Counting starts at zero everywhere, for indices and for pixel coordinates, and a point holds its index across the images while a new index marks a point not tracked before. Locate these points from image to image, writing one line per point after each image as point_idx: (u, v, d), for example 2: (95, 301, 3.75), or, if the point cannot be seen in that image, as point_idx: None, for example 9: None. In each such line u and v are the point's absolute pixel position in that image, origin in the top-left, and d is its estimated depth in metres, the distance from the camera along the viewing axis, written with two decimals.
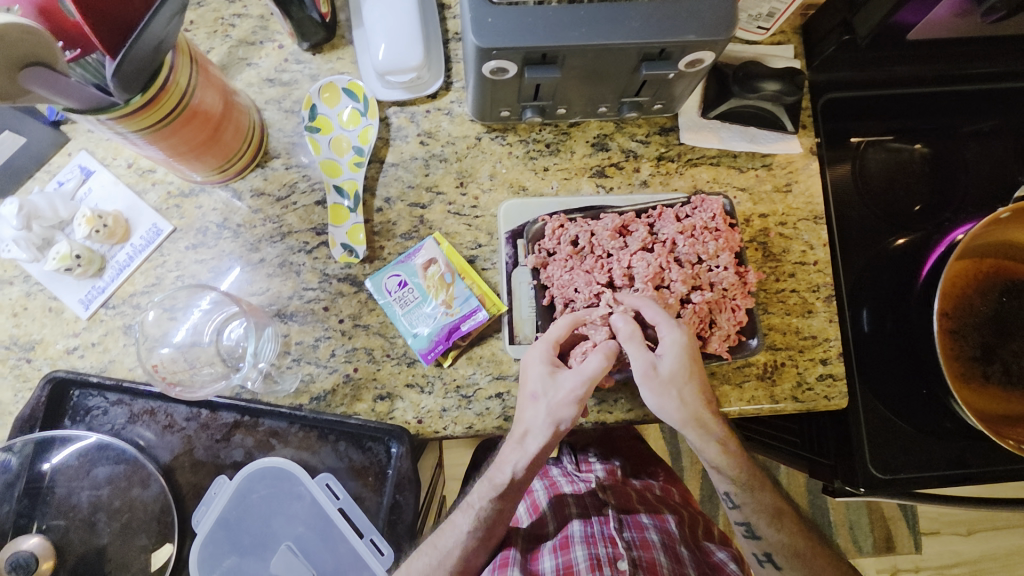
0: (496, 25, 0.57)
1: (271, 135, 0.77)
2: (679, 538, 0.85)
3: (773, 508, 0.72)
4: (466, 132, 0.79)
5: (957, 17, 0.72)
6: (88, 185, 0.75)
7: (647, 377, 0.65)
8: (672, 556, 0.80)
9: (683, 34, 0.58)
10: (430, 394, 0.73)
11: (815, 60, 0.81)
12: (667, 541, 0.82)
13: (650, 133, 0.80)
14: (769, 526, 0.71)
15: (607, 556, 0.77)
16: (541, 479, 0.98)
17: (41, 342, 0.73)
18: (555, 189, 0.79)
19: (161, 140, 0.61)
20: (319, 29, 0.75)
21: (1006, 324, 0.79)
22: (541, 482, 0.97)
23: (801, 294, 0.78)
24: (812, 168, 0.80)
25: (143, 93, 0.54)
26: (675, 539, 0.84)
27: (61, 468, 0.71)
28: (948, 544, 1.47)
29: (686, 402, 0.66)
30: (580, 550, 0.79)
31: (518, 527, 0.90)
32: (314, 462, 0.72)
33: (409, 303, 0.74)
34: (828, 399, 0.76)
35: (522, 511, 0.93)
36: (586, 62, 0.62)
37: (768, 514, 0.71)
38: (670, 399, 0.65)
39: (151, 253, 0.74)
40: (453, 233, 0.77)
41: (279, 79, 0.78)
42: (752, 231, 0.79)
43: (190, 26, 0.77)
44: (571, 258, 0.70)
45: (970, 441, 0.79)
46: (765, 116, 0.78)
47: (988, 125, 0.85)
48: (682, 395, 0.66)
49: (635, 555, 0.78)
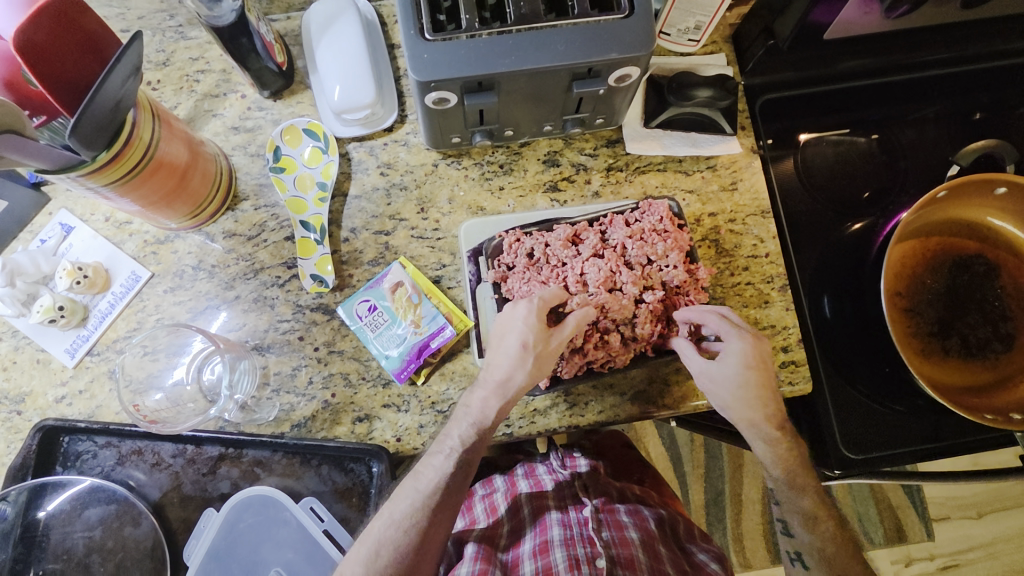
0: (432, 60, 0.62)
1: (238, 180, 0.82)
2: (658, 535, 0.85)
3: (809, 512, 0.73)
4: (423, 160, 0.83)
5: (865, 15, 0.76)
6: (69, 240, 0.79)
7: (710, 381, 0.70)
8: (650, 553, 0.80)
9: (606, 53, 0.63)
10: (406, 412, 0.76)
11: (747, 65, 0.86)
12: (646, 539, 0.83)
13: (597, 146, 0.84)
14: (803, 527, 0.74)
15: (586, 555, 0.77)
16: (527, 478, 0.97)
17: (31, 393, 0.76)
18: (512, 206, 0.83)
19: (131, 192, 0.65)
20: (277, 77, 0.80)
21: (960, 298, 0.81)
22: (526, 480, 0.97)
23: (756, 286, 0.81)
24: (755, 166, 0.85)
25: (108, 149, 0.58)
26: (654, 536, 0.84)
27: (54, 514, 0.74)
28: (959, 528, 1.47)
29: (753, 401, 0.70)
30: (559, 552, 0.78)
31: (497, 529, 0.90)
32: (298, 487, 0.75)
33: (379, 326, 0.77)
34: (792, 385, 0.79)
35: (503, 508, 0.94)
36: (521, 86, 0.66)
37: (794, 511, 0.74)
38: (726, 399, 0.70)
39: (132, 300, 0.78)
40: (417, 256, 0.81)
41: (244, 126, 0.83)
42: (703, 230, 0.83)
43: (157, 84, 0.83)
44: (528, 270, 0.73)
45: (940, 416, 0.81)
46: (705, 122, 0.83)
47: (922, 114, 0.91)
48: (740, 404, 0.70)
49: (613, 553, 0.78)
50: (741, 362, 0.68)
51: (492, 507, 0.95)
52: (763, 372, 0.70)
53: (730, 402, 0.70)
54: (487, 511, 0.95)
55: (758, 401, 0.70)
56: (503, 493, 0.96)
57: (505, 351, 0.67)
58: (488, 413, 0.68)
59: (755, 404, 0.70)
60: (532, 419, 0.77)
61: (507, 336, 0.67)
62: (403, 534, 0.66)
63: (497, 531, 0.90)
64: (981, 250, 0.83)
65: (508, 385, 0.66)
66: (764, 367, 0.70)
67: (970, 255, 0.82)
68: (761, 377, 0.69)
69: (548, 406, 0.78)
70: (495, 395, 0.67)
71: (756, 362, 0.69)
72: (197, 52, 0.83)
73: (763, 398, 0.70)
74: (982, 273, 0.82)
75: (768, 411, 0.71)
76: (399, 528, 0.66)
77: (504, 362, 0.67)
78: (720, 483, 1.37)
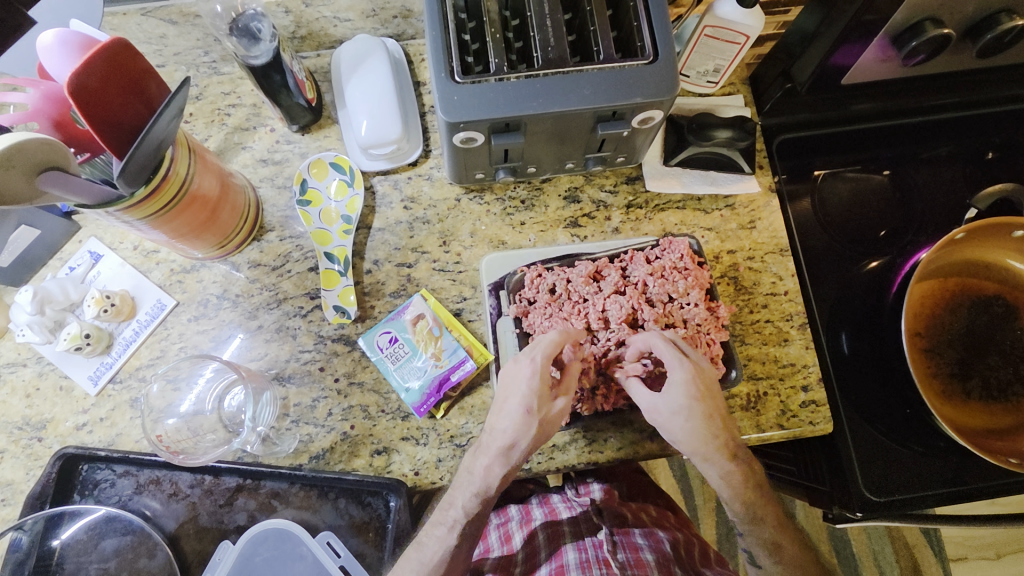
0: (462, 101, 0.63)
1: (265, 211, 0.83)
2: (673, 557, 0.82)
3: (773, 542, 0.72)
4: (446, 194, 0.84)
5: (883, 62, 0.77)
6: (97, 268, 0.80)
7: (659, 414, 0.67)
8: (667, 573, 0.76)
9: (631, 97, 0.64)
10: (425, 446, 0.76)
11: (765, 105, 0.88)
12: (662, 560, 0.79)
13: (618, 183, 0.86)
14: (768, 557, 0.72)
15: None
16: (542, 506, 0.97)
17: (52, 420, 0.76)
18: (533, 240, 0.84)
19: (164, 224, 0.66)
20: (305, 112, 0.82)
21: (980, 339, 0.81)
22: (540, 509, 0.96)
23: (775, 324, 0.82)
24: (773, 205, 0.86)
25: (146, 184, 0.60)
26: (669, 558, 0.81)
27: (69, 543, 0.74)
28: (978, 570, 1.42)
29: (698, 436, 0.67)
30: None
31: (512, 556, 0.89)
32: (315, 520, 0.74)
33: (400, 358, 0.77)
34: (813, 425, 0.78)
35: (517, 536, 0.93)
36: (546, 127, 0.68)
37: (768, 546, 0.72)
38: (682, 433, 0.67)
39: (156, 328, 0.79)
40: (438, 289, 0.81)
41: (272, 159, 0.85)
42: (722, 267, 0.84)
43: (190, 118, 0.85)
44: (551, 306, 0.73)
45: (962, 457, 0.80)
46: (723, 161, 0.84)
47: (937, 154, 0.92)
48: (686, 436, 0.67)
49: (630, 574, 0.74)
50: (691, 390, 0.66)
51: (506, 536, 0.95)
52: (710, 398, 0.67)
53: (681, 433, 0.67)
54: (501, 539, 0.95)
55: (706, 432, 0.67)
56: (518, 523, 0.95)
57: (507, 416, 0.66)
58: (493, 479, 0.67)
59: (704, 435, 0.67)
60: (552, 455, 0.77)
61: (506, 403, 0.67)
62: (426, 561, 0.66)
63: (512, 559, 0.89)
64: (999, 290, 0.83)
65: (511, 453, 0.65)
66: (717, 396, 0.67)
67: (989, 295, 0.83)
68: (709, 406, 0.66)
69: (567, 442, 0.77)
70: (498, 462, 0.66)
71: (705, 394, 0.66)
72: (229, 87, 0.86)
73: (713, 430, 0.68)
74: (1001, 314, 0.82)
75: (718, 445, 0.68)
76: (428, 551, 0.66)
77: (506, 426, 0.65)
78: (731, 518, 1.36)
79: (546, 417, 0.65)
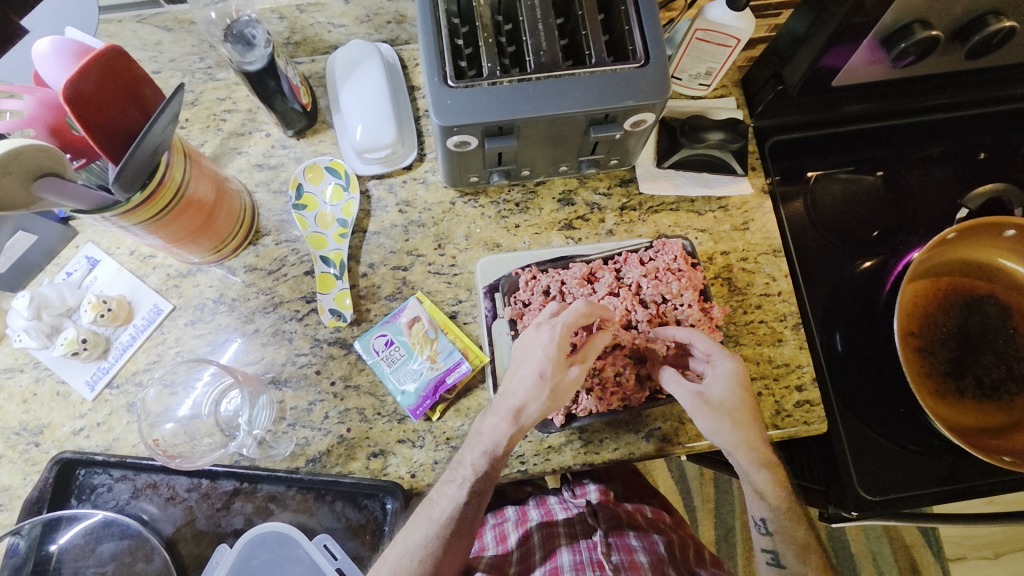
0: (455, 105, 0.64)
1: (261, 216, 0.84)
2: (668, 559, 0.82)
3: (802, 543, 0.73)
4: (441, 198, 0.85)
5: (872, 64, 0.77)
6: (94, 273, 0.80)
7: (702, 407, 0.69)
8: None
9: (623, 100, 0.65)
10: (421, 448, 0.76)
11: (757, 108, 0.89)
12: (656, 562, 0.79)
13: (611, 185, 0.86)
14: (793, 557, 0.72)
15: None
16: (538, 508, 0.97)
17: (50, 425, 0.76)
18: (528, 243, 0.84)
19: (160, 229, 0.67)
20: (300, 117, 0.83)
21: (973, 337, 0.82)
22: (537, 510, 0.96)
23: (769, 324, 0.82)
24: (766, 207, 0.86)
25: (142, 190, 0.60)
26: (664, 560, 0.81)
27: (67, 548, 0.74)
28: (977, 569, 1.43)
29: (739, 430, 0.70)
30: None
31: (507, 555, 0.89)
32: (312, 523, 0.74)
33: (396, 360, 0.78)
34: (808, 424, 0.79)
35: (512, 537, 0.93)
36: (540, 130, 0.69)
37: (797, 546, 0.73)
38: (726, 428, 0.69)
39: (153, 332, 0.79)
40: (434, 291, 0.82)
41: (267, 164, 0.86)
42: (716, 268, 0.84)
43: (185, 124, 0.85)
44: (545, 307, 0.73)
45: (957, 456, 0.81)
46: (716, 162, 0.85)
47: (928, 155, 0.92)
48: (728, 431, 0.69)
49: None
50: (734, 385, 0.70)
51: (501, 536, 0.95)
52: (748, 395, 0.71)
53: (722, 429, 0.69)
54: (496, 539, 0.95)
55: (746, 427, 0.70)
56: (514, 523, 0.95)
57: (522, 377, 0.67)
58: (500, 439, 0.67)
59: (744, 430, 0.70)
60: (547, 456, 0.77)
61: (522, 365, 0.68)
62: (417, 565, 0.66)
63: (506, 559, 0.88)
64: (991, 289, 0.83)
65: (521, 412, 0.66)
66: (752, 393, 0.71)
67: (981, 294, 0.83)
68: (748, 404, 0.70)
69: (563, 443, 0.78)
70: (507, 420, 0.67)
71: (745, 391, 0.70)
72: (224, 93, 0.86)
73: (751, 427, 0.70)
74: (994, 313, 0.83)
75: (757, 442, 0.71)
76: (414, 557, 0.66)
77: (520, 388, 0.66)
78: (730, 519, 1.36)
79: (558, 383, 0.66)
